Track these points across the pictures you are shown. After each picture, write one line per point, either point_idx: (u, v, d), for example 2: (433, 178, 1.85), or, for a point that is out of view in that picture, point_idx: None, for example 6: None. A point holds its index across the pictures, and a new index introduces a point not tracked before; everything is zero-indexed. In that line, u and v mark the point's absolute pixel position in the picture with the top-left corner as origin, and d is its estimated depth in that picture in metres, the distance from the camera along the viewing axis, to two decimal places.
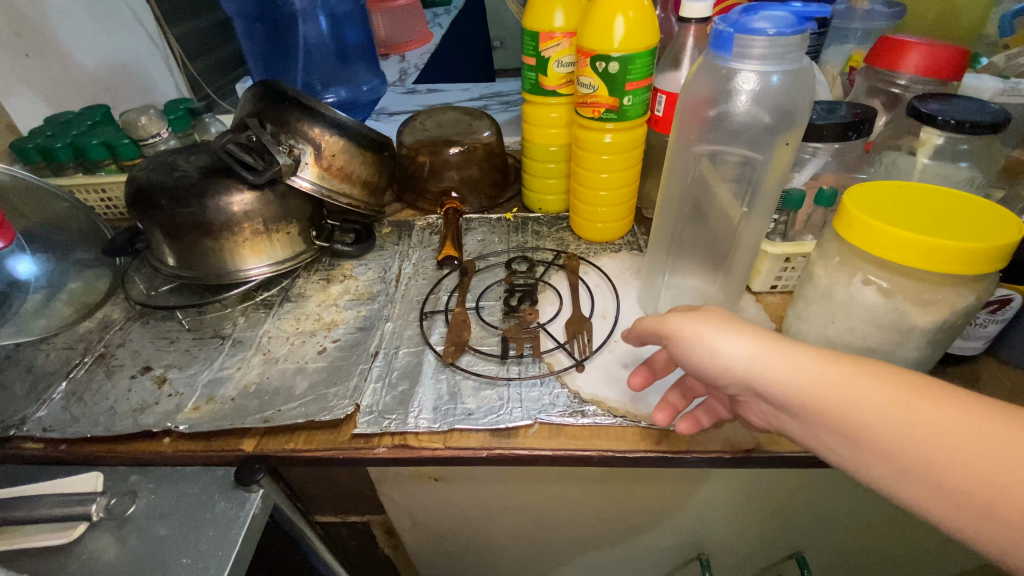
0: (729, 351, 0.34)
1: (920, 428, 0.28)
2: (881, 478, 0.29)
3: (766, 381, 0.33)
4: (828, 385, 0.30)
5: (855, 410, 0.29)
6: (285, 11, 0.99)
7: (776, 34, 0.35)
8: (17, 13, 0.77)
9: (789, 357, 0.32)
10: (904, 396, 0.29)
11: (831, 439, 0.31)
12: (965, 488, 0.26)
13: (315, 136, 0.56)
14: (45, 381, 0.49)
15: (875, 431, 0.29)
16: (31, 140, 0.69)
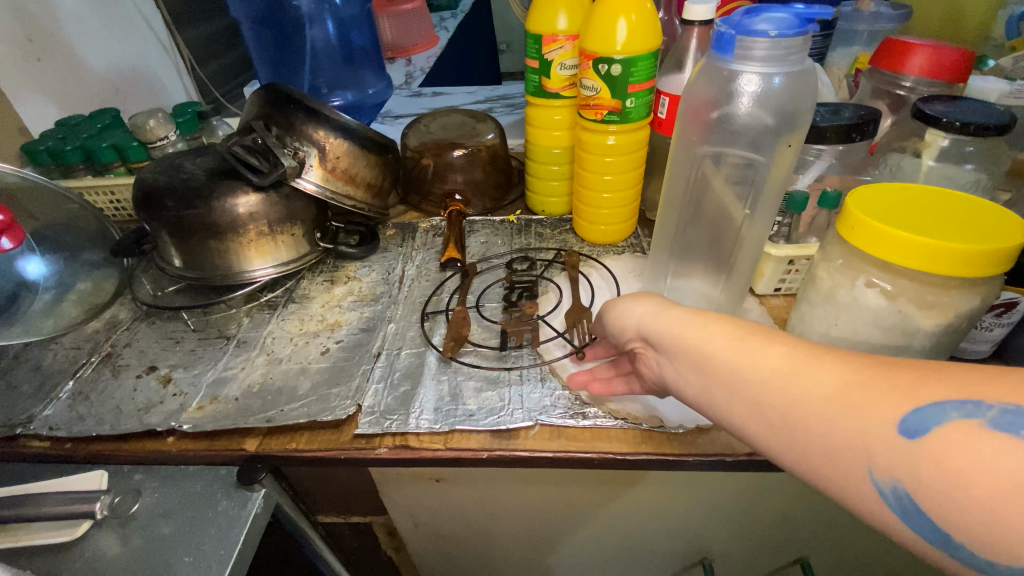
0: (631, 312, 0.39)
1: (750, 358, 0.31)
2: (725, 412, 0.32)
3: (650, 332, 0.37)
4: (691, 329, 0.34)
5: (707, 347, 0.33)
6: (292, 15, 1.00)
7: (778, 36, 0.35)
8: (29, 17, 0.79)
9: (669, 314, 0.37)
10: (743, 338, 0.32)
11: (689, 381, 0.34)
12: (778, 404, 0.29)
13: (319, 138, 0.57)
14: (53, 380, 0.50)
15: (716, 363, 0.32)
16: (41, 143, 0.70)
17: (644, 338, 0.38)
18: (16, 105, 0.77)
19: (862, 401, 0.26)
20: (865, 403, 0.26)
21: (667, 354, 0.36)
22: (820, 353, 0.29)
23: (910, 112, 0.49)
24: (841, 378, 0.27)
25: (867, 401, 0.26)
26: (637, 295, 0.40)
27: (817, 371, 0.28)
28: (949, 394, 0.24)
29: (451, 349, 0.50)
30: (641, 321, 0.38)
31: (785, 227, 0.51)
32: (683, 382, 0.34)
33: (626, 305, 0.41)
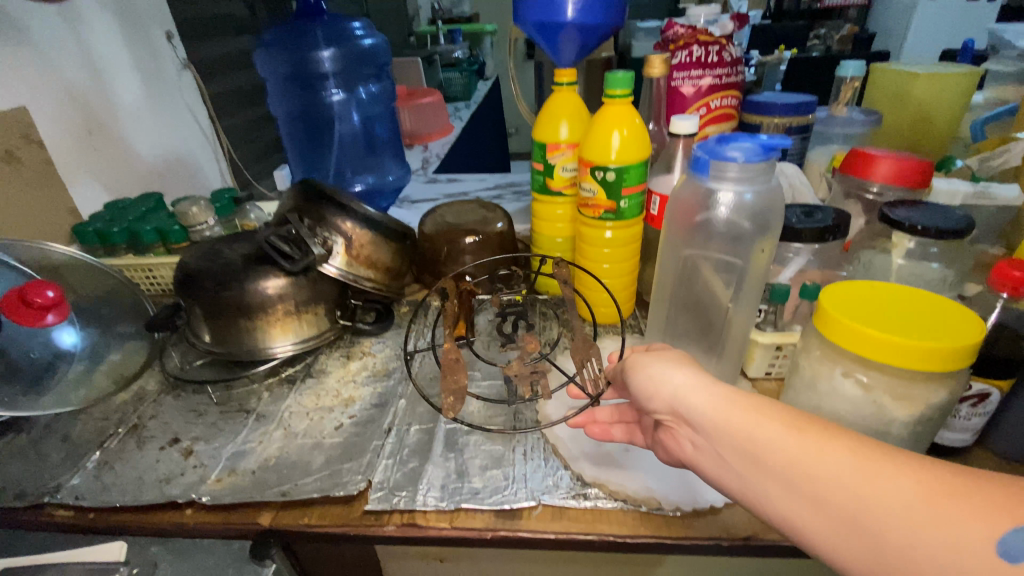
0: (670, 381, 0.41)
1: (813, 453, 0.33)
2: (781, 503, 0.33)
3: (690, 408, 0.39)
4: (742, 415, 0.37)
5: (761, 436, 0.35)
6: (325, 115, 1.16)
7: (745, 161, 0.41)
8: (91, 114, 0.90)
9: (711, 393, 0.39)
10: (801, 431, 0.34)
11: (739, 468, 0.36)
12: (847, 505, 0.30)
13: (346, 228, 0.63)
14: (80, 450, 0.53)
15: (774, 454, 0.34)
16: (91, 225, 0.78)
17: (682, 411, 0.40)
18: (69, 188, 0.85)
19: (947, 511, 0.27)
20: (947, 513, 0.27)
21: (711, 436, 0.38)
22: (889, 455, 0.31)
23: (878, 215, 0.55)
24: (917, 485, 0.29)
25: (950, 512, 0.27)
26: (677, 365, 0.42)
27: (891, 475, 0.30)
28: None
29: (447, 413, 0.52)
30: (680, 392, 0.40)
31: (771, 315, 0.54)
32: (729, 465, 0.36)
33: (661, 369, 0.43)
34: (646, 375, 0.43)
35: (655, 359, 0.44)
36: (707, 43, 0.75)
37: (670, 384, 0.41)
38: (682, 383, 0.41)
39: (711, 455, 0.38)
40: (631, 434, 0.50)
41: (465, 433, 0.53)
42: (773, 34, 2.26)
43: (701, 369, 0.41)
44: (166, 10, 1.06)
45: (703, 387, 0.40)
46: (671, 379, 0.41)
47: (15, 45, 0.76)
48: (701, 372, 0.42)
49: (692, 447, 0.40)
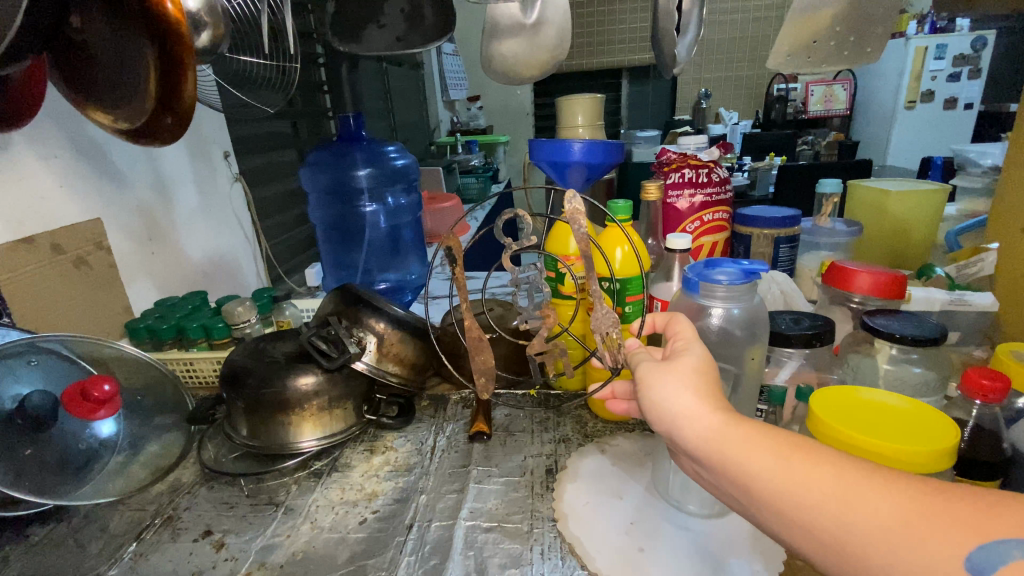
0: (664, 408, 0.39)
1: (802, 482, 0.32)
2: (778, 528, 0.33)
3: (684, 438, 0.38)
4: (737, 442, 0.35)
5: (754, 466, 0.34)
6: (356, 223, 1.33)
7: (730, 283, 0.52)
8: (155, 220, 0.96)
9: (708, 418, 0.37)
10: (794, 456, 0.33)
11: (735, 492, 0.36)
12: (834, 533, 0.30)
13: (378, 327, 0.71)
14: (117, 541, 0.56)
15: (766, 485, 0.33)
16: (143, 320, 0.85)
17: (679, 438, 0.38)
18: (126, 287, 0.88)
19: (924, 537, 0.27)
20: (925, 540, 0.27)
21: (709, 463, 0.36)
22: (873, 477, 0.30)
23: (862, 323, 0.60)
24: (900, 512, 0.28)
25: (927, 534, 0.27)
26: (671, 384, 0.40)
27: (875, 501, 0.29)
28: (1010, 530, 0.26)
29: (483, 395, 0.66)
30: (674, 417, 0.38)
31: (769, 416, 0.59)
32: (725, 487, 0.36)
33: (659, 393, 0.40)
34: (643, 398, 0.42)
35: (655, 379, 0.41)
36: (698, 166, 0.86)
37: (667, 409, 0.39)
38: (680, 408, 0.38)
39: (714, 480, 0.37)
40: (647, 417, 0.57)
41: (483, 530, 0.55)
42: (762, 143, 2.49)
43: (701, 389, 0.39)
44: (226, 132, 1.17)
45: (701, 411, 0.37)
46: (664, 405, 0.39)
47: (100, 167, 0.84)
48: (698, 389, 0.39)
49: (696, 469, 0.40)
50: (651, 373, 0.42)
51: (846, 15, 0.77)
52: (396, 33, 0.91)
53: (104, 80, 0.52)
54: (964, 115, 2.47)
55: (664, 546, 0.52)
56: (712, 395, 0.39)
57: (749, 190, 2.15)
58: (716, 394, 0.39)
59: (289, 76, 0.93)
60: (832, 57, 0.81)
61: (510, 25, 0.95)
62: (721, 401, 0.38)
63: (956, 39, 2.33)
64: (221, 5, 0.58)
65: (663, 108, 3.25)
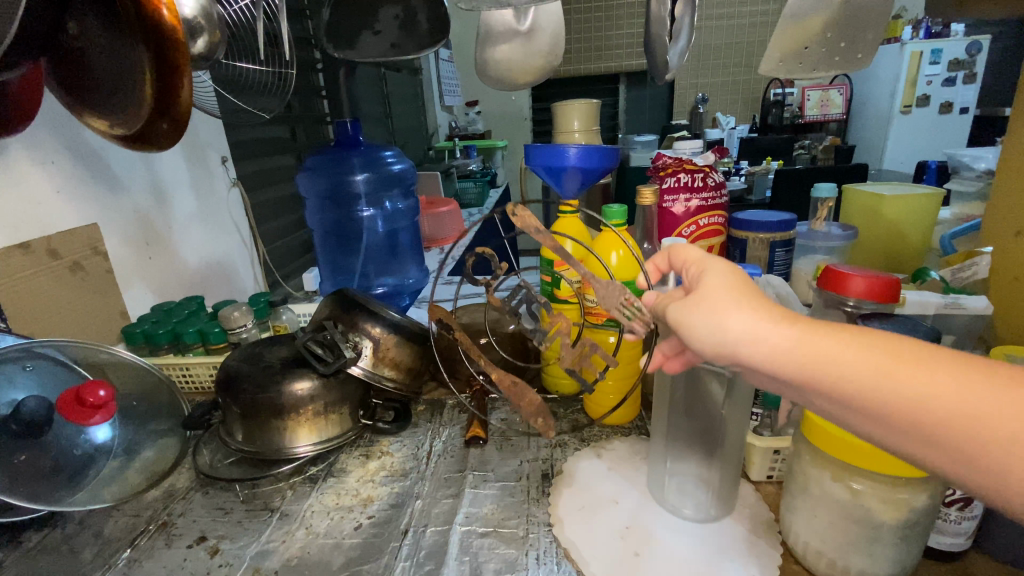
0: (729, 334, 0.37)
1: (924, 390, 0.31)
2: (883, 432, 0.34)
3: (756, 353, 0.36)
4: (833, 352, 0.34)
5: (855, 381, 0.33)
6: (353, 228, 1.34)
7: None
8: (152, 225, 0.96)
9: (782, 338, 0.35)
10: (899, 365, 0.32)
11: (830, 401, 0.35)
12: (961, 436, 0.30)
13: (375, 332, 0.71)
14: (112, 547, 0.56)
15: (872, 399, 0.33)
16: (138, 326, 0.84)
17: (757, 363, 0.36)
18: (124, 293, 0.88)
19: None
20: None
21: (799, 379, 0.35)
22: (999, 379, 0.30)
23: (857, 326, 0.60)
24: None
25: None
26: (726, 313, 0.37)
27: (1012, 409, 0.29)
28: None
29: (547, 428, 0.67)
30: (747, 342, 0.36)
31: (761, 421, 0.61)
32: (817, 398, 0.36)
33: (713, 317, 0.37)
34: (700, 329, 0.38)
35: (702, 306, 0.38)
36: (693, 171, 0.87)
37: (731, 337, 0.36)
38: (744, 333, 0.36)
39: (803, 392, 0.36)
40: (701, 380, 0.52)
41: (478, 536, 0.55)
42: (760, 147, 2.50)
43: (760, 307, 0.37)
44: (223, 137, 1.17)
45: (768, 333, 0.36)
46: (730, 327, 0.36)
47: (97, 172, 0.84)
48: (745, 299, 0.37)
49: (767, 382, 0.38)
50: (699, 301, 0.39)
51: (836, 21, 0.78)
52: (391, 40, 0.91)
53: (100, 86, 0.52)
54: (959, 119, 2.48)
55: (659, 551, 0.52)
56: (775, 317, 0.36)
57: (745, 196, 2.09)
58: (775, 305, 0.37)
59: (287, 82, 0.94)
60: (824, 63, 0.82)
61: (504, 31, 0.95)
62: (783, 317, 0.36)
63: (951, 44, 2.34)
64: (217, 13, 0.58)
65: (660, 113, 3.26)
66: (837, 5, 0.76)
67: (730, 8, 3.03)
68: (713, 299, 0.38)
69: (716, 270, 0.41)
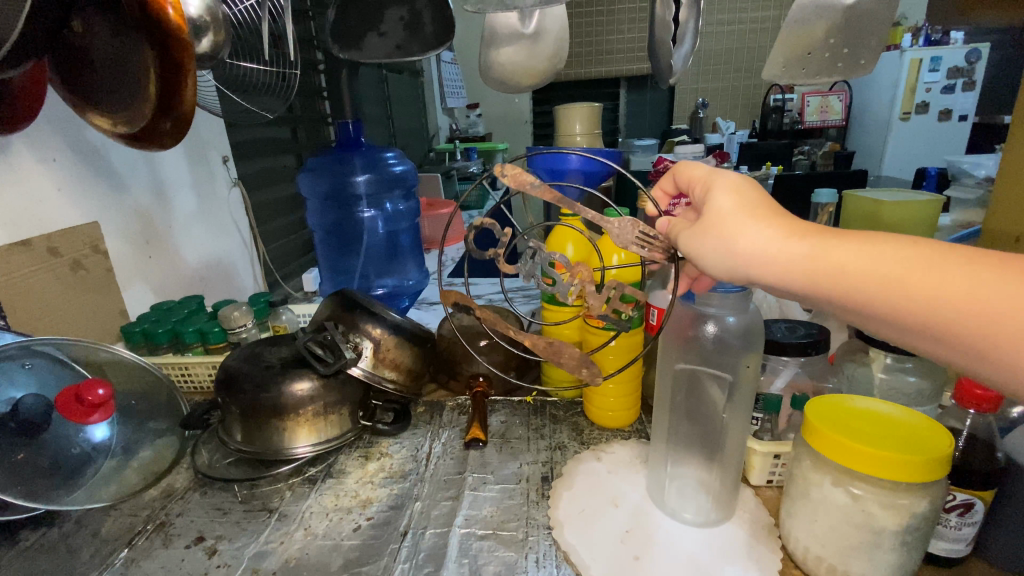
0: (747, 247, 0.41)
1: (922, 280, 0.36)
2: (890, 325, 0.38)
3: (771, 262, 0.41)
4: (839, 261, 0.38)
5: (860, 285, 0.38)
6: (353, 228, 1.34)
7: (723, 290, 0.54)
8: (153, 225, 0.96)
9: (794, 248, 0.40)
10: (905, 268, 0.37)
11: (843, 304, 0.39)
12: (959, 316, 0.34)
13: (375, 333, 0.71)
14: (109, 547, 0.56)
15: (880, 302, 0.37)
16: (138, 324, 0.84)
17: (765, 278, 0.41)
18: (123, 291, 0.88)
19: None
20: None
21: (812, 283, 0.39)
22: (1000, 272, 0.33)
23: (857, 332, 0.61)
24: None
25: None
26: (743, 229, 0.42)
27: (1002, 286, 0.33)
28: None
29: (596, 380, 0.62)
30: (754, 259, 0.41)
31: (761, 427, 0.61)
32: (830, 301, 0.40)
33: (733, 235, 0.42)
34: (712, 254, 0.43)
35: (723, 225, 0.43)
36: None
37: (750, 248, 0.41)
38: (762, 244, 0.41)
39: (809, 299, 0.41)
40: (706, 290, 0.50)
41: (477, 538, 0.55)
42: (760, 152, 2.51)
43: (775, 221, 0.41)
44: (224, 136, 1.17)
45: (779, 244, 0.40)
46: (739, 247, 0.42)
47: (99, 170, 0.84)
48: (761, 215, 0.42)
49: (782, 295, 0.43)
50: (717, 222, 0.43)
51: (839, 27, 0.78)
52: (395, 42, 0.92)
53: (105, 84, 0.52)
54: (958, 126, 2.49)
55: (659, 555, 0.52)
56: (788, 230, 0.41)
57: None
58: (784, 219, 0.42)
59: (290, 82, 0.94)
60: (826, 69, 0.82)
61: (508, 34, 0.95)
62: (794, 228, 0.41)
63: (950, 52, 2.36)
64: (221, 12, 0.58)
65: (660, 118, 3.27)
66: (839, 12, 0.76)
67: (731, 14, 3.04)
68: (729, 219, 0.42)
69: (720, 191, 0.44)
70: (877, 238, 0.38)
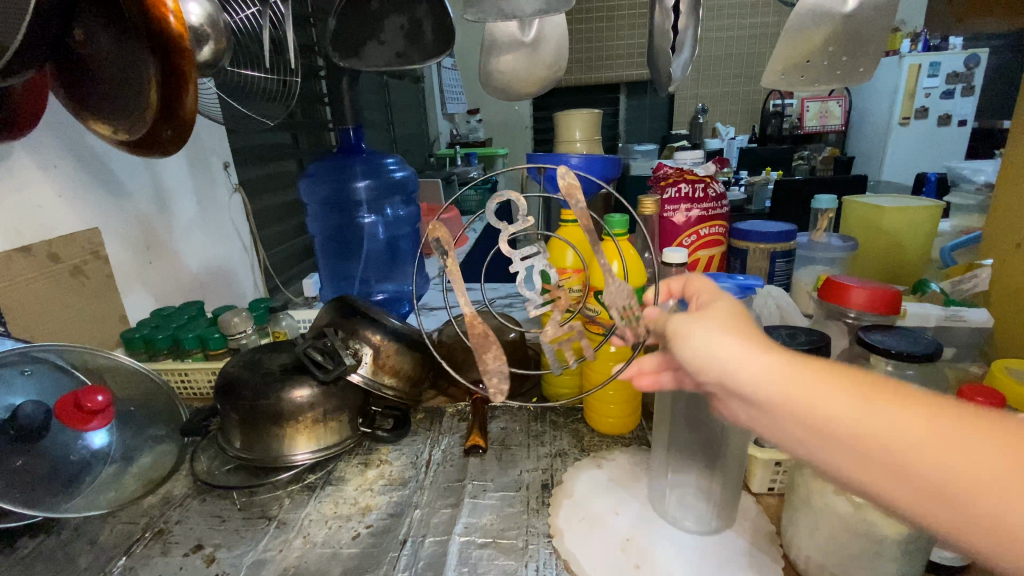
0: (715, 354, 0.32)
1: (918, 434, 0.26)
2: (888, 487, 0.27)
3: (738, 378, 0.31)
4: (811, 394, 0.29)
5: (834, 423, 0.28)
6: (354, 233, 1.35)
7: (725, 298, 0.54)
8: (153, 231, 0.96)
9: (762, 364, 0.31)
10: (900, 413, 0.27)
11: (820, 449, 0.29)
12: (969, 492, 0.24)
13: (375, 339, 0.71)
14: (107, 554, 0.56)
15: (866, 450, 0.27)
16: (138, 330, 0.84)
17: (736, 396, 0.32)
18: (124, 297, 0.88)
19: None
20: None
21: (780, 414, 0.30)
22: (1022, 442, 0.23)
23: (857, 338, 0.61)
24: None
25: None
26: (708, 332, 0.33)
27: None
28: None
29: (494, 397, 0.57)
30: (721, 372, 0.32)
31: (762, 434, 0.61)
32: (806, 445, 0.30)
33: (699, 338, 0.34)
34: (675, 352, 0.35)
35: (693, 323, 0.35)
36: (694, 181, 0.87)
37: (712, 355, 0.32)
38: (726, 350, 0.32)
39: (772, 430, 0.32)
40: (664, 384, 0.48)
41: (477, 546, 0.55)
42: (759, 157, 2.51)
43: (748, 332, 0.33)
44: (225, 143, 1.17)
45: (745, 358, 0.31)
46: (701, 349, 0.33)
47: (99, 176, 0.84)
48: (735, 322, 0.34)
49: (753, 420, 0.33)
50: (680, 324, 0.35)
51: (838, 35, 0.78)
52: (396, 50, 0.92)
53: (107, 92, 0.53)
54: (958, 131, 2.49)
55: (660, 563, 0.52)
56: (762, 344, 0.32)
57: (745, 207, 2.17)
58: (763, 336, 0.33)
59: (291, 88, 0.94)
60: (825, 76, 0.83)
61: (508, 42, 0.96)
62: (771, 346, 0.32)
63: (949, 57, 2.36)
64: (222, 20, 0.59)
65: (660, 123, 3.28)
66: (839, 20, 0.77)
67: (730, 19, 3.06)
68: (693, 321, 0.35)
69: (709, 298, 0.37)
70: (873, 381, 0.29)
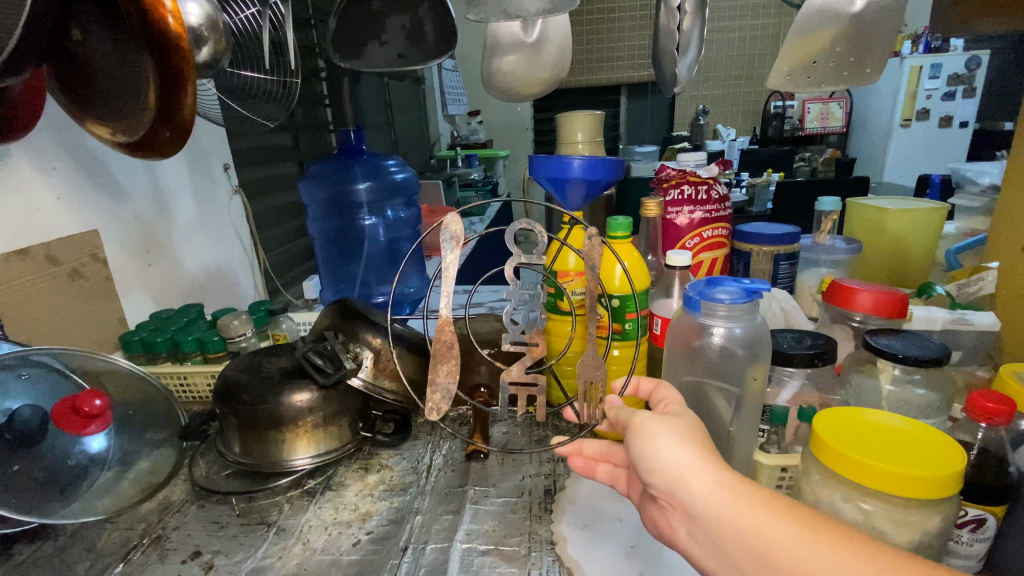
0: (671, 458, 0.38)
1: (828, 553, 0.31)
2: None
3: (686, 487, 0.37)
4: (745, 512, 0.35)
5: (764, 540, 0.34)
6: (354, 234, 1.35)
7: (731, 302, 0.54)
8: (152, 233, 0.95)
9: (708, 478, 0.37)
10: (810, 537, 0.33)
11: (743, 563, 0.34)
12: None
13: (375, 343, 0.70)
14: (104, 561, 0.55)
15: (783, 564, 0.33)
16: (137, 333, 0.84)
17: (681, 499, 0.37)
18: (122, 300, 0.87)
19: None
20: None
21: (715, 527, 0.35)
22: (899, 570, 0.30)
23: (862, 342, 0.60)
24: None
25: None
26: (666, 437, 0.40)
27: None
28: None
29: (430, 413, 0.54)
30: (671, 476, 0.38)
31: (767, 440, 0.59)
32: (731, 558, 0.35)
33: (659, 441, 0.40)
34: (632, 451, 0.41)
35: (656, 428, 0.41)
36: (696, 183, 0.86)
37: (665, 458, 0.39)
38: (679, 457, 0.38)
39: (710, 546, 0.36)
40: (612, 478, 0.52)
41: (479, 553, 0.54)
42: (760, 158, 2.51)
43: (703, 446, 0.39)
44: (225, 145, 1.17)
45: (694, 467, 0.38)
46: (657, 452, 0.39)
47: (98, 179, 0.84)
48: (691, 431, 0.41)
49: (688, 532, 0.38)
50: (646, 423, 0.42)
51: (845, 36, 0.77)
52: (398, 51, 0.92)
53: (105, 93, 0.52)
54: (959, 133, 2.48)
55: (664, 571, 0.51)
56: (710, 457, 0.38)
57: (747, 208, 2.13)
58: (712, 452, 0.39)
59: (292, 90, 0.93)
60: (832, 77, 0.82)
61: (510, 42, 0.95)
62: (717, 460, 0.38)
63: (951, 58, 2.35)
64: (221, 21, 0.58)
65: (660, 124, 3.28)
66: (847, 20, 0.76)
67: (731, 21, 3.05)
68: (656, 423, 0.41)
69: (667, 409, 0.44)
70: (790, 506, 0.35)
